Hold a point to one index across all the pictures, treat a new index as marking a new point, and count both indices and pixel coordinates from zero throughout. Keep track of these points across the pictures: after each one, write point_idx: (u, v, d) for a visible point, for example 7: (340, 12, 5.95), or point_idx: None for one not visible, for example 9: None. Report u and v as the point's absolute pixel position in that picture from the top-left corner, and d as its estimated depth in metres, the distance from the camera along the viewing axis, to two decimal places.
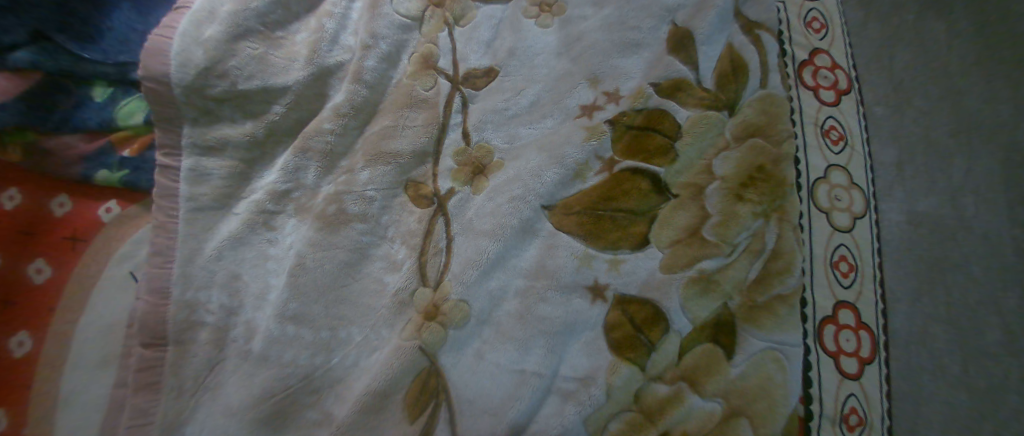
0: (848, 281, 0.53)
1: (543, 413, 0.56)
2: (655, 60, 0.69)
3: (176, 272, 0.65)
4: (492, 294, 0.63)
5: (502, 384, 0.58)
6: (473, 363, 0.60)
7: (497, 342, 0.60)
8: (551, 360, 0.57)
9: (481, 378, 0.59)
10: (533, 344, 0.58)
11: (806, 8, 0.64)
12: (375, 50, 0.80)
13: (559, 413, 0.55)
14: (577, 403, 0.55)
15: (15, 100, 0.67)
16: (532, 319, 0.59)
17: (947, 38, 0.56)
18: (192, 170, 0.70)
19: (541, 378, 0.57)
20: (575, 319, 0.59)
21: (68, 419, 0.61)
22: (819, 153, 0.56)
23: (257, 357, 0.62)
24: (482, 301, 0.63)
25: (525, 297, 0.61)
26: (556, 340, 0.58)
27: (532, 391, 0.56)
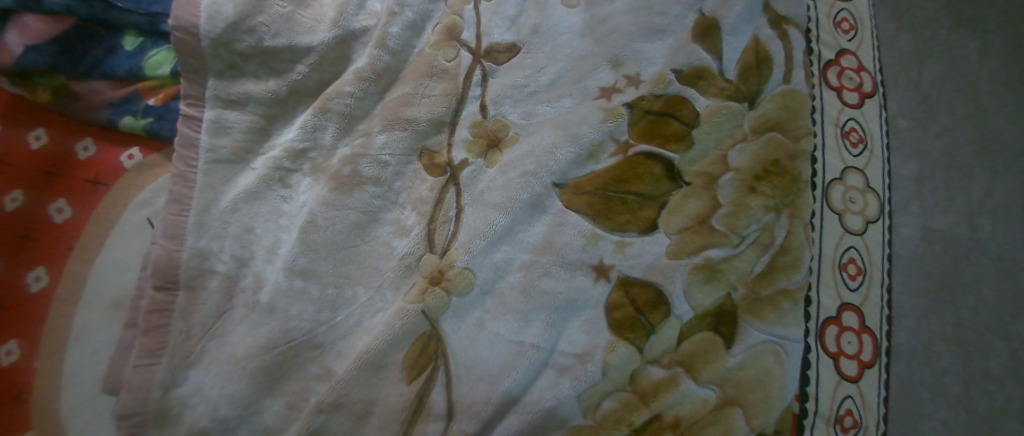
0: (855, 284, 0.52)
1: (538, 385, 0.57)
2: (679, 47, 0.68)
3: (191, 220, 0.66)
4: (497, 266, 0.64)
5: (501, 354, 0.59)
6: (473, 331, 0.61)
7: (498, 313, 0.61)
8: (550, 334, 0.58)
9: (479, 346, 0.60)
10: (534, 317, 0.59)
11: (837, 8, 0.64)
12: (400, 18, 0.80)
13: (554, 386, 0.56)
14: (572, 378, 0.56)
15: (49, 43, 0.68)
16: (535, 293, 0.60)
17: (979, 59, 0.56)
18: (215, 122, 0.71)
19: (539, 350, 0.57)
20: (577, 296, 0.59)
21: (78, 353, 0.63)
22: (836, 155, 0.56)
23: (264, 308, 0.64)
24: (487, 271, 0.63)
25: (530, 271, 0.62)
26: (556, 315, 0.59)
27: (529, 363, 0.57)
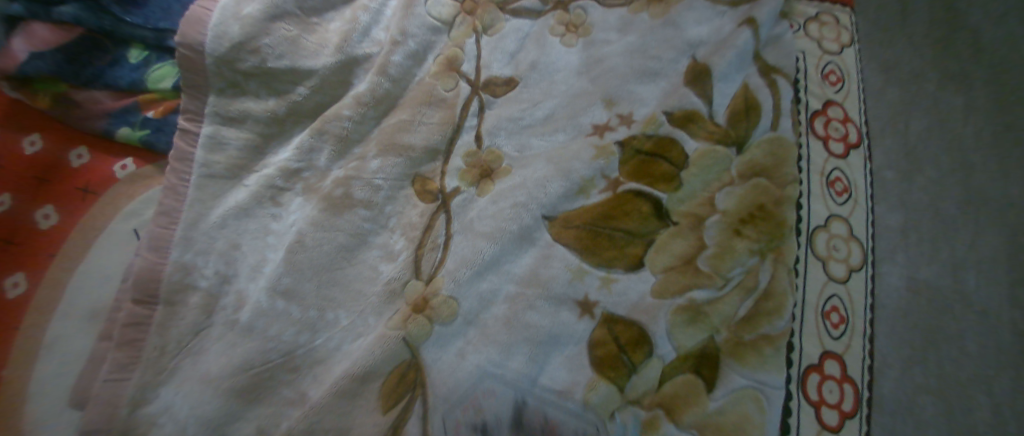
0: (838, 332, 0.56)
1: (515, 419, 0.56)
2: (672, 91, 0.70)
3: (177, 234, 0.66)
4: (482, 296, 0.63)
5: (479, 386, 0.58)
6: (453, 362, 0.60)
7: (481, 343, 0.60)
8: (531, 368, 0.58)
9: (459, 377, 0.59)
10: (515, 350, 0.59)
11: (825, 61, 0.69)
12: (403, 47, 0.82)
13: (531, 420, 0.56)
14: (550, 413, 0.55)
15: (54, 51, 0.70)
16: (519, 326, 0.60)
17: (967, 123, 0.64)
18: (212, 137, 0.72)
19: (518, 382, 0.57)
20: (560, 331, 0.59)
21: (48, 364, 0.61)
22: (822, 202, 0.61)
23: (244, 327, 0.63)
24: (472, 302, 0.63)
25: (514, 303, 0.62)
26: (539, 349, 0.58)
27: (508, 395, 0.57)
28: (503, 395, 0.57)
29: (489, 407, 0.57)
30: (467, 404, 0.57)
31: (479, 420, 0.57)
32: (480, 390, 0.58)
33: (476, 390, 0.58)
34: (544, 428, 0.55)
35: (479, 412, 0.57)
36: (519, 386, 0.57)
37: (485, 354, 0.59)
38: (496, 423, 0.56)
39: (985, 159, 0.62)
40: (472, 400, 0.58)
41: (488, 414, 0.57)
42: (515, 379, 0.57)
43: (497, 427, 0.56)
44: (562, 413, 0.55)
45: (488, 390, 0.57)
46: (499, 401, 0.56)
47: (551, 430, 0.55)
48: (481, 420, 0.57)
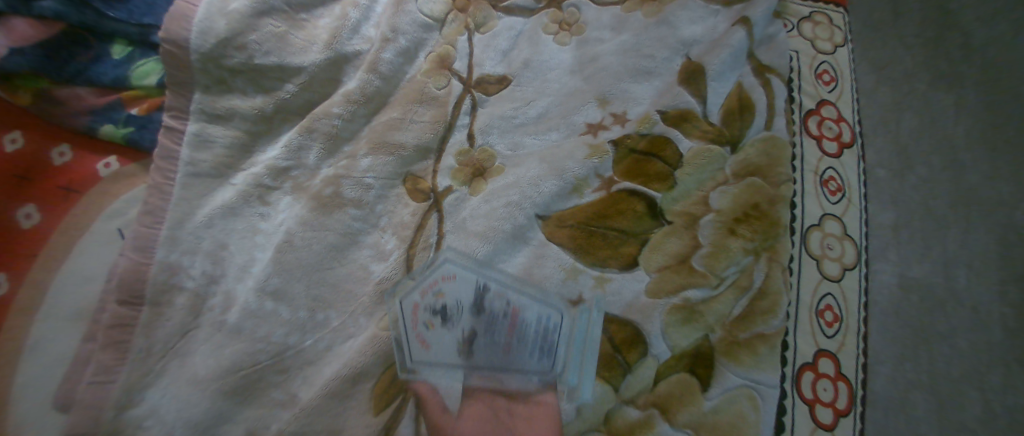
0: (832, 331, 0.57)
1: (486, 338, 0.58)
2: (666, 89, 0.72)
3: (163, 233, 0.64)
4: (473, 284, 0.60)
5: (455, 329, 0.58)
6: (432, 324, 0.59)
7: (465, 320, 0.58)
8: (509, 319, 0.58)
9: (438, 337, 0.58)
10: (494, 301, 0.59)
11: (819, 61, 0.72)
12: (394, 44, 0.81)
13: (501, 338, 0.57)
14: (519, 331, 0.57)
15: (34, 46, 0.67)
16: (508, 309, 0.59)
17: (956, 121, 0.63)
18: (198, 135, 0.70)
19: (489, 307, 0.59)
20: (547, 311, 0.59)
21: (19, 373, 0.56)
22: (816, 201, 0.62)
23: (232, 328, 0.61)
24: (460, 288, 0.60)
25: (504, 290, 0.60)
26: (524, 322, 0.58)
27: (479, 317, 0.58)
28: (464, 282, 0.61)
29: (451, 292, 0.60)
30: (430, 292, 0.61)
31: (440, 304, 0.60)
32: (444, 278, 0.62)
33: (439, 279, 0.62)
34: (505, 311, 0.59)
35: (440, 298, 0.60)
36: (481, 274, 0.61)
37: (453, 251, 0.65)
38: (457, 307, 0.59)
39: (973, 156, 0.61)
40: (435, 287, 0.61)
41: (449, 298, 0.60)
42: (477, 270, 0.62)
43: (458, 309, 0.59)
44: (521, 298, 0.60)
45: (450, 278, 0.62)
46: (462, 285, 0.60)
47: (511, 312, 0.59)
48: (442, 304, 0.60)
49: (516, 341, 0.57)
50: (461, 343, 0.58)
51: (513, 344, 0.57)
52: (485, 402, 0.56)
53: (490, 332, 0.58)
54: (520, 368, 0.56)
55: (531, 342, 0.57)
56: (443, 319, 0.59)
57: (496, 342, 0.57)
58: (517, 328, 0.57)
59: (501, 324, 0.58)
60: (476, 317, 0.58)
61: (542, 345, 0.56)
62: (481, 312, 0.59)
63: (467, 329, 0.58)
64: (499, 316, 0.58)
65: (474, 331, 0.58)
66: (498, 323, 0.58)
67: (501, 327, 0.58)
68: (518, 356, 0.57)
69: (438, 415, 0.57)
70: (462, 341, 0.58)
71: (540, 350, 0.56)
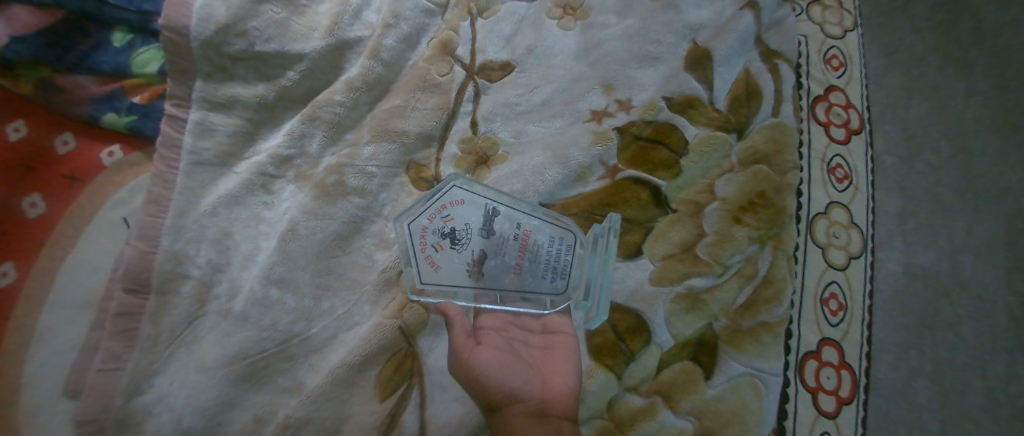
0: (836, 319, 0.58)
1: (498, 262, 0.57)
2: (672, 75, 0.71)
3: (168, 222, 0.63)
4: (482, 208, 0.58)
5: (465, 254, 0.57)
6: (441, 251, 0.57)
7: (471, 236, 0.57)
8: (523, 242, 0.58)
9: (447, 265, 0.57)
10: (505, 224, 0.58)
11: (827, 45, 0.72)
12: (395, 30, 0.79)
13: (514, 263, 0.57)
14: (533, 257, 0.58)
15: (36, 35, 0.65)
16: (519, 227, 0.58)
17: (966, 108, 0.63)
18: (199, 124, 0.68)
19: (500, 232, 0.57)
20: (560, 234, 0.59)
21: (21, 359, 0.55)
22: (823, 190, 0.62)
23: (237, 316, 0.61)
24: (468, 212, 0.58)
25: (514, 214, 0.58)
26: (538, 241, 0.58)
27: (492, 242, 0.57)
28: (473, 205, 0.58)
29: (460, 215, 0.57)
30: (435, 214, 0.57)
31: (448, 226, 0.57)
32: (450, 200, 0.58)
33: (445, 200, 0.58)
34: (517, 235, 0.58)
35: (447, 221, 0.57)
36: (489, 196, 0.59)
37: (459, 175, 0.60)
38: (466, 230, 0.57)
39: (987, 145, 0.60)
40: (441, 209, 0.57)
41: (457, 222, 0.57)
42: (486, 192, 0.59)
43: (468, 232, 0.57)
44: (533, 218, 0.59)
45: (457, 201, 0.58)
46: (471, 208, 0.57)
47: (523, 235, 0.58)
48: (450, 227, 0.57)
49: (529, 264, 0.58)
50: (472, 265, 0.56)
51: (526, 266, 0.57)
52: (500, 331, 0.56)
53: (502, 255, 0.57)
54: (532, 290, 0.57)
55: (545, 266, 0.58)
56: (452, 242, 0.57)
57: (508, 264, 0.57)
58: (530, 252, 0.58)
59: (513, 247, 0.57)
60: (486, 240, 0.57)
61: (557, 268, 0.58)
62: (493, 235, 0.57)
63: (479, 252, 0.57)
64: (511, 239, 0.58)
65: (485, 253, 0.57)
66: (509, 245, 0.57)
67: (513, 251, 0.57)
68: (531, 279, 0.57)
69: (460, 338, 0.54)
70: (473, 264, 0.57)
71: (552, 273, 0.58)
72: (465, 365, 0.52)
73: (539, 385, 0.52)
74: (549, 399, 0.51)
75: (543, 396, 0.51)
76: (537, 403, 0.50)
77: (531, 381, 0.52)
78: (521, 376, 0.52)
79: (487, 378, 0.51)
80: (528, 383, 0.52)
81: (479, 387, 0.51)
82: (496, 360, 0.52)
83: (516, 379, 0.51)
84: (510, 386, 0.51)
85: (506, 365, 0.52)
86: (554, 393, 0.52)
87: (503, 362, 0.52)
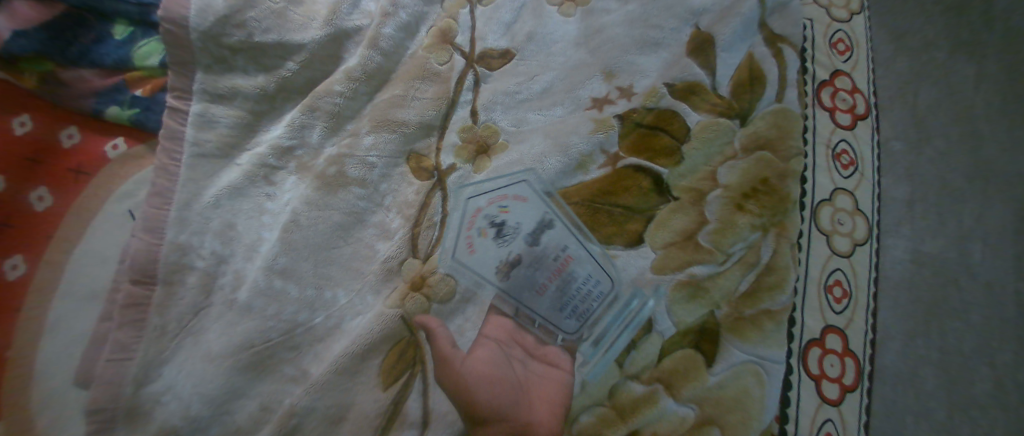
0: (840, 306, 0.58)
1: (527, 275, 0.56)
2: (674, 61, 0.71)
3: (172, 214, 0.63)
4: (538, 221, 0.58)
5: (500, 252, 0.57)
6: (482, 242, 0.58)
7: (514, 240, 0.57)
8: (563, 266, 0.56)
9: (483, 256, 0.58)
10: (545, 238, 0.57)
11: (834, 29, 0.70)
12: (394, 19, 0.79)
13: (542, 283, 0.56)
14: (562, 287, 0.56)
15: (38, 28, 0.66)
16: (560, 249, 0.57)
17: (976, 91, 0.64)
18: (201, 116, 0.69)
19: (543, 246, 0.57)
20: (597, 275, 0.57)
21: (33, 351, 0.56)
22: (828, 176, 0.62)
23: (242, 306, 0.61)
24: (521, 218, 0.58)
25: (561, 235, 0.58)
26: (572, 274, 0.57)
27: (531, 254, 0.56)
28: (531, 209, 0.59)
29: (516, 211, 0.58)
30: (494, 201, 0.59)
31: (501, 217, 0.58)
32: (514, 197, 0.60)
33: (509, 194, 0.59)
34: (558, 257, 0.57)
35: (502, 212, 0.58)
36: (551, 209, 0.59)
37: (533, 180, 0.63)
38: (516, 229, 0.57)
39: (996, 131, 0.61)
40: (502, 200, 0.59)
41: (511, 217, 0.58)
42: (549, 204, 0.60)
43: (516, 230, 0.57)
44: (578, 249, 0.58)
45: (520, 199, 0.60)
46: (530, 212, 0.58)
47: (564, 259, 0.57)
48: (502, 219, 0.58)
49: (554, 289, 0.56)
50: (503, 264, 0.57)
51: (551, 290, 0.56)
52: (500, 345, 0.58)
53: (536, 267, 0.56)
54: (547, 315, 0.57)
55: (570, 299, 0.56)
56: (498, 233, 0.57)
57: (536, 280, 0.57)
58: (562, 278, 0.56)
59: (550, 266, 0.56)
60: (528, 248, 0.57)
61: (579, 308, 0.56)
62: (537, 246, 0.57)
63: (516, 254, 0.56)
64: (551, 257, 0.57)
65: (521, 259, 0.56)
66: (547, 263, 0.56)
67: (547, 271, 0.56)
68: (552, 303, 0.56)
69: (448, 351, 0.58)
70: (504, 264, 0.57)
71: (574, 311, 0.56)
72: (453, 376, 0.56)
73: (525, 406, 0.54)
74: (533, 421, 0.53)
75: (527, 418, 0.53)
76: (521, 425, 0.53)
77: (517, 401, 0.54)
78: (509, 397, 0.54)
79: (474, 395, 0.54)
80: (515, 403, 0.54)
81: (469, 400, 0.54)
82: (485, 373, 0.55)
83: (502, 397, 0.54)
84: (496, 405, 0.53)
85: (492, 381, 0.54)
86: (539, 415, 0.53)
87: (491, 377, 0.55)
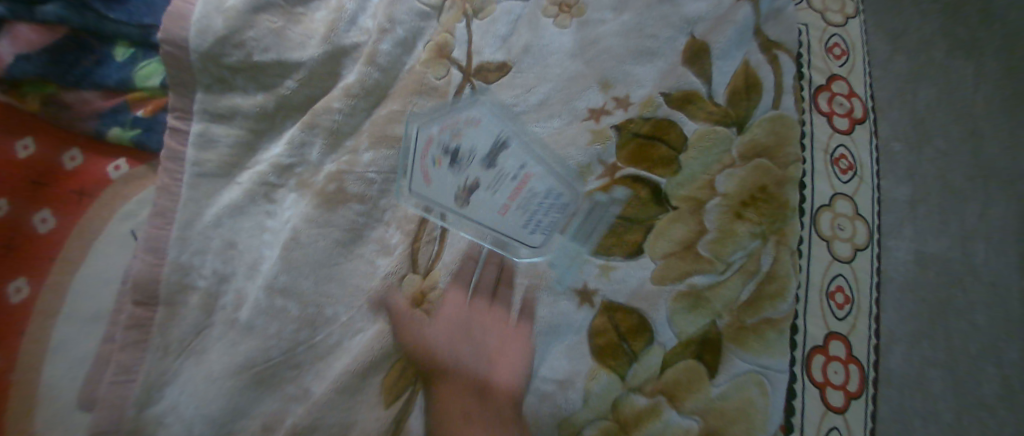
0: (842, 313, 0.57)
1: (490, 198, 0.61)
2: (669, 70, 0.71)
3: (173, 234, 0.64)
4: (493, 142, 0.61)
5: (455, 178, 0.62)
6: (444, 172, 0.63)
7: (473, 166, 0.60)
8: (526, 190, 0.61)
9: (440, 184, 0.64)
10: (509, 165, 0.60)
11: (829, 34, 0.70)
12: (390, 35, 0.80)
13: (504, 204, 0.61)
14: (525, 210, 0.61)
15: (40, 52, 0.66)
16: (518, 170, 0.61)
17: (976, 94, 0.65)
18: (202, 136, 0.70)
19: (505, 169, 0.60)
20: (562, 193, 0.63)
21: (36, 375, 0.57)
22: (827, 181, 0.61)
23: (243, 325, 0.62)
24: (478, 142, 0.61)
25: (525, 151, 0.63)
26: (535, 197, 0.61)
27: (489, 175, 0.60)
28: (483, 131, 0.62)
29: (469, 135, 0.62)
30: (447, 128, 0.64)
31: (453, 143, 0.62)
32: (468, 119, 0.63)
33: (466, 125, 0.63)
34: (516, 176, 0.60)
35: (456, 138, 0.62)
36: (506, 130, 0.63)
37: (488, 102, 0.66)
38: (471, 151, 0.61)
39: (995, 135, 0.62)
40: (455, 125, 0.63)
41: (466, 142, 0.62)
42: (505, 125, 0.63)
43: (470, 154, 0.61)
44: (535, 167, 0.62)
45: (473, 119, 0.63)
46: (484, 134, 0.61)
47: (522, 178, 0.61)
48: (455, 145, 0.62)
49: (515, 209, 0.61)
50: (462, 191, 0.62)
51: (512, 209, 0.61)
52: (459, 313, 0.61)
53: (496, 189, 0.60)
54: (512, 233, 0.63)
55: (532, 216, 0.62)
56: (452, 159, 0.62)
57: (496, 201, 0.61)
58: (522, 196, 0.61)
59: (509, 186, 0.60)
60: (485, 171, 0.60)
61: (541, 223, 0.62)
62: (492, 167, 0.60)
63: (472, 179, 0.61)
64: (510, 178, 0.60)
65: (478, 182, 0.61)
66: (505, 184, 0.60)
67: (506, 189, 0.60)
68: (516, 222, 0.62)
69: (407, 316, 0.62)
70: (463, 190, 0.62)
71: (535, 226, 0.62)
72: (415, 335, 0.60)
73: (485, 362, 0.56)
74: (491, 377, 0.55)
75: (484, 372, 0.55)
76: (480, 378, 0.55)
77: (475, 357, 0.57)
78: (468, 356, 0.57)
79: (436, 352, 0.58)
80: (474, 359, 0.56)
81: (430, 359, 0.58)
82: (442, 338, 0.59)
83: (460, 357, 0.57)
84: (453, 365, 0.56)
85: (450, 343, 0.58)
86: (499, 371, 0.56)
87: (449, 341, 0.58)
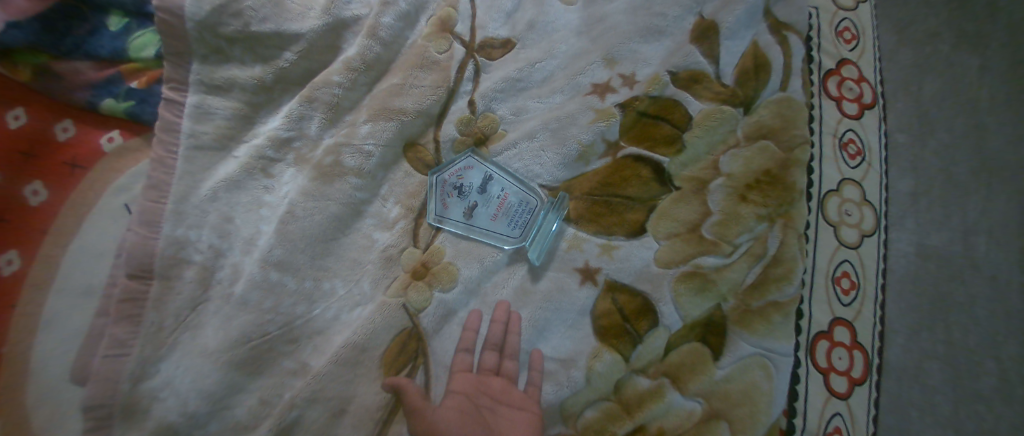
0: (848, 299, 0.57)
1: (484, 212, 0.68)
2: (676, 48, 0.70)
3: (169, 208, 0.61)
4: (486, 170, 0.70)
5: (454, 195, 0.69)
6: (444, 189, 0.69)
7: (468, 186, 0.69)
8: (515, 195, 0.68)
9: (438, 197, 0.69)
10: (498, 181, 0.69)
11: (840, 17, 0.69)
12: (393, 8, 0.76)
13: (495, 214, 0.67)
14: (509, 215, 0.67)
15: (31, 20, 0.63)
16: (511, 178, 0.69)
17: (979, 81, 0.60)
18: (198, 107, 0.67)
19: (496, 186, 0.69)
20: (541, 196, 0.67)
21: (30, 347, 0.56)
22: (835, 166, 0.61)
23: (238, 300, 0.60)
24: (477, 175, 0.70)
25: (519, 157, 0.70)
26: (519, 201, 0.68)
27: (484, 196, 0.68)
28: (478, 170, 0.70)
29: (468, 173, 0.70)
30: (452, 172, 0.70)
31: (459, 182, 0.70)
32: (465, 166, 0.71)
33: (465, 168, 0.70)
34: (501, 194, 0.68)
35: (461, 178, 0.70)
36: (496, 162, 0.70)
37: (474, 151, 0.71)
38: (471, 185, 0.69)
39: (1001, 124, 0.58)
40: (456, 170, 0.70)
41: (468, 180, 0.70)
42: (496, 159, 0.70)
43: (470, 186, 0.69)
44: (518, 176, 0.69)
45: (469, 166, 0.71)
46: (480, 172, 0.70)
47: (505, 195, 0.68)
48: (461, 183, 0.69)
49: (503, 216, 0.67)
50: (467, 209, 0.68)
51: (502, 216, 0.67)
52: (463, 372, 0.59)
53: (487, 205, 0.68)
54: (500, 234, 0.66)
55: (516, 216, 0.67)
56: (458, 193, 0.69)
57: (491, 211, 0.68)
58: (508, 206, 0.68)
59: (495, 203, 0.68)
60: (481, 195, 0.69)
61: (520, 221, 0.66)
62: (485, 192, 0.69)
63: (472, 202, 0.68)
64: (497, 196, 0.68)
65: (476, 204, 0.68)
66: (494, 200, 0.68)
67: (495, 205, 0.68)
68: (504, 227, 0.67)
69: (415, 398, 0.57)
70: (467, 209, 0.68)
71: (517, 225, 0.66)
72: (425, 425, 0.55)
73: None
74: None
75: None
76: None
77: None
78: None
79: None
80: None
81: None
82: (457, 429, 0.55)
83: None
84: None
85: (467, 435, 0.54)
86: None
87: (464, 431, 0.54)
